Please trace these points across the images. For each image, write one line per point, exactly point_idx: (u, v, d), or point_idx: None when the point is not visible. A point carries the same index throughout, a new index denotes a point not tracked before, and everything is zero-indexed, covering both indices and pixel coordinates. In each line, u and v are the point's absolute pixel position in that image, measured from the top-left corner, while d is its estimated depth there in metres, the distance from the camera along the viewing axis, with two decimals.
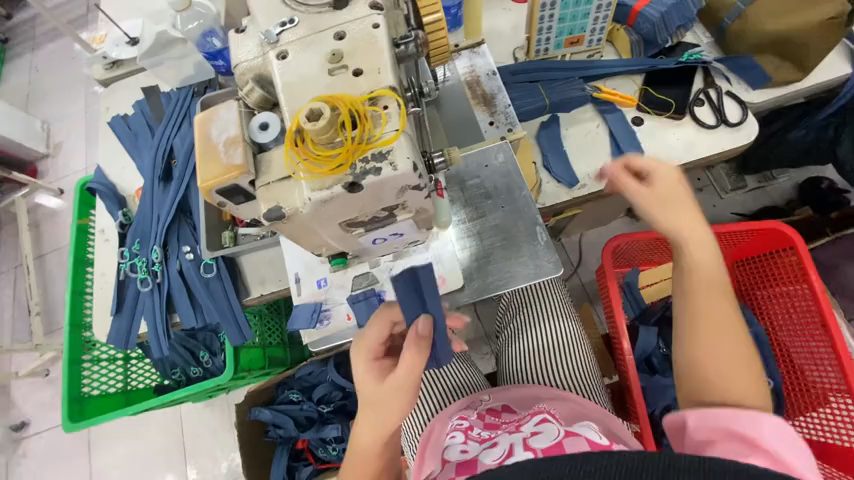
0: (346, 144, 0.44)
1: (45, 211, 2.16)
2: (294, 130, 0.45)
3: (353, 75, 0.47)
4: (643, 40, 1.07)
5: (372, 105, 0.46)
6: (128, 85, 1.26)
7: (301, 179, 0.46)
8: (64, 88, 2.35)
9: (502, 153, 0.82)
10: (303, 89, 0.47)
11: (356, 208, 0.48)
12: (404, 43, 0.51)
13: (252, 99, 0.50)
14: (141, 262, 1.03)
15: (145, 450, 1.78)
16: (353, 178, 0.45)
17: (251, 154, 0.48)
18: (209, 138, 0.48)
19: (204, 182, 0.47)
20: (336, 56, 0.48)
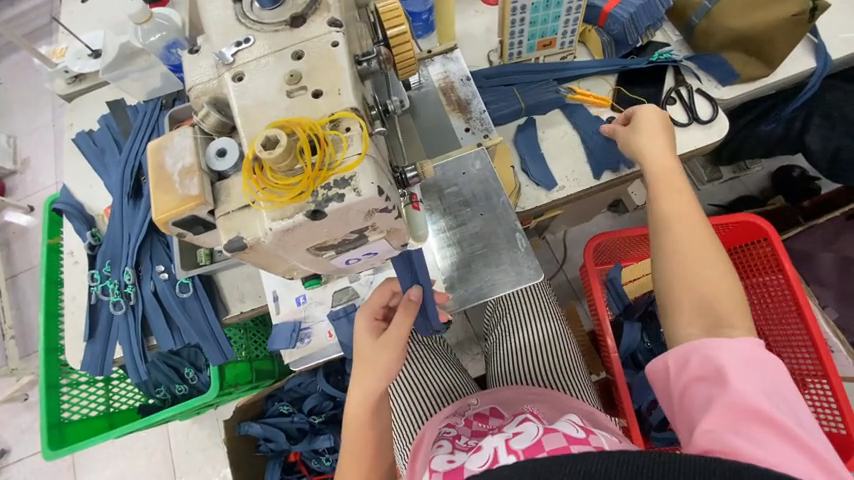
0: (306, 172, 0.43)
1: (15, 229, 2.07)
2: (252, 158, 0.44)
3: (313, 96, 0.46)
4: (614, 40, 1.08)
5: (333, 128, 0.45)
6: (94, 100, 1.22)
7: (261, 208, 0.44)
8: (30, 100, 2.25)
9: (479, 160, 0.81)
10: (260, 113, 0.46)
11: (322, 234, 0.47)
12: (366, 60, 0.51)
13: (209, 123, 0.49)
14: (113, 284, 0.99)
15: (132, 472, 1.73)
16: (315, 206, 0.43)
17: (209, 183, 0.47)
18: (163, 167, 0.46)
19: (161, 214, 0.45)
20: (294, 77, 0.46)
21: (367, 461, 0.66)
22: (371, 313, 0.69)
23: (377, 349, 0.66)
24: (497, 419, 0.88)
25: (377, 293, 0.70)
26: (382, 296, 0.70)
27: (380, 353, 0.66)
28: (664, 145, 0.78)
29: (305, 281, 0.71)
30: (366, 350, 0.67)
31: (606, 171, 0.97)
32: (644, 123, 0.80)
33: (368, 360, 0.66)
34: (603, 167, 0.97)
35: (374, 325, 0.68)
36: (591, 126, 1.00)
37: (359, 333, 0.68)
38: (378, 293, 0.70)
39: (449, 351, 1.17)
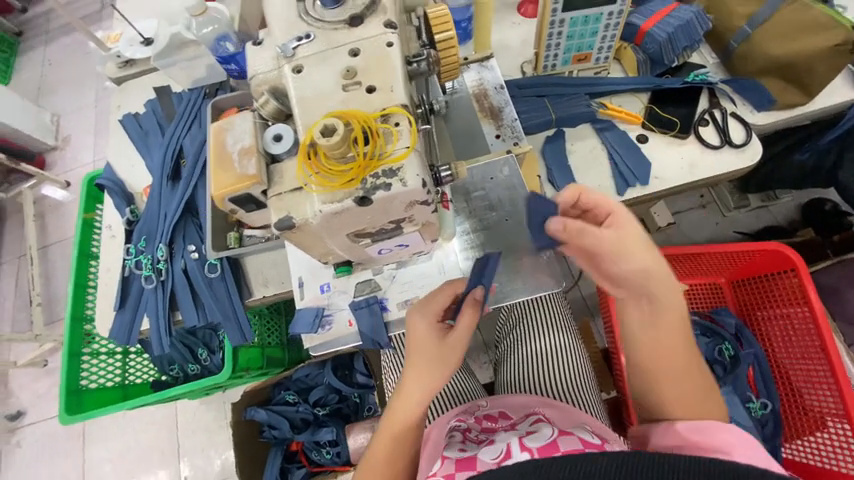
0: (358, 160, 0.45)
1: (51, 203, 2.18)
2: (308, 144, 0.47)
3: (366, 91, 0.48)
4: (649, 59, 1.08)
5: (384, 122, 0.47)
6: (142, 85, 1.29)
7: (312, 192, 0.47)
8: (76, 82, 2.38)
9: (507, 166, 0.82)
10: (318, 104, 0.48)
11: (364, 222, 0.49)
12: (416, 61, 0.53)
13: (267, 110, 0.52)
14: (146, 259, 1.04)
15: (139, 446, 1.77)
16: (364, 193, 0.46)
17: (263, 165, 0.50)
18: (225, 148, 0.51)
19: (217, 190, 0.49)
20: (350, 72, 0.49)
21: (402, 452, 0.68)
22: (433, 315, 0.69)
23: (441, 350, 0.67)
24: (506, 419, 0.88)
25: (441, 294, 0.71)
26: (443, 297, 0.71)
27: (444, 353, 0.67)
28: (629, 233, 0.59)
29: (336, 267, 0.77)
30: (428, 352, 0.67)
31: (633, 188, 0.98)
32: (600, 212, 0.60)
33: (422, 359, 0.67)
34: (630, 183, 0.97)
35: (436, 326, 0.69)
36: (619, 141, 1.01)
37: (421, 332, 0.69)
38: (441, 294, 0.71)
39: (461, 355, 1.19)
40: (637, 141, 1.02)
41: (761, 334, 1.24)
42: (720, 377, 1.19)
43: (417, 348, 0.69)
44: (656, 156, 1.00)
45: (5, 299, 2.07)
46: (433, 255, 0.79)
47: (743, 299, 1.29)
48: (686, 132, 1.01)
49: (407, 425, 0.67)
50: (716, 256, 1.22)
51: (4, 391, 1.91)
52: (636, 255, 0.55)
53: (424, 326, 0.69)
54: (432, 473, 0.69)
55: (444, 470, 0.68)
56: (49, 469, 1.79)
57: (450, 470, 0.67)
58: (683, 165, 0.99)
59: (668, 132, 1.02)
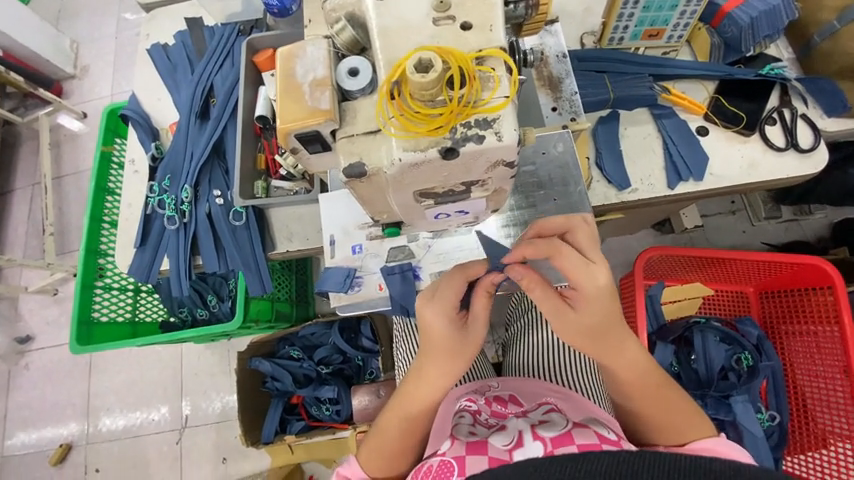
0: (449, 104, 0.41)
1: (66, 133, 2.13)
2: (393, 80, 0.42)
3: (460, 29, 0.43)
4: (724, 44, 0.99)
5: (480, 65, 0.42)
6: (172, 14, 1.20)
7: (392, 135, 0.43)
8: (97, 8, 2.27)
9: (561, 143, 0.77)
10: (402, 38, 0.43)
11: (438, 178, 0.46)
12: (514, 3, 0.50)
13: (343, 40, 0.47)
14: (170, 199, 1.02)
15: (143, 381, 1.82)
16: (451, 143, 0.42)
17: (336, 102, 0.45)
18: (294, 78, 0.45)
19: (284, 123, 0.44)
20: (443, 4, 0.44)
21: (411, 428, 0.69)
22: (447, 306, 0.60)
23: (460, 335, 0.61)
24: (517, 404, 0.81)
25: (453, 284, 0.61)
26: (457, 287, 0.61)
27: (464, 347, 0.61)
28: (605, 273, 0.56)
29: (384, 228, 0.72)
30: (451, 347, 0.61)
31: (685, 182, 0.92)
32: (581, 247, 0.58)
33: (437, 347, 0.61)
34: (684, 177, 0.91)
35: (453, 316, 0.61)
36: (677, 130, 0.94)
37: (433, 320, 0.61)
38: (452, 283, 0.62)
39: None
40: (697, 133, 0.95)
41: (782, 348, 1.20)
42: (734, 384, 1.16)
43: (428, 333, 0.62)
44: (713, 151, 0.94)
45: (17, 225, 2.07)
46: (472, 228, 0.75)
47: (767, 311, 1.25)
48: (751, 129, 0.94)
49: (416, 415, 0.68)
50: (750, 264, 1.18)
51: (13, 314, 1.95)
52: (599, 318, 0.55)
53: (443, 315, 0.60)
54: (441, 453, 0.67)
55: (454, 451, 0.66)
56: (55, 393, 1.85)
57: (460, 452, 0.65)
58: (743, 164, 0.93)
59: (731, 127, 0.94)
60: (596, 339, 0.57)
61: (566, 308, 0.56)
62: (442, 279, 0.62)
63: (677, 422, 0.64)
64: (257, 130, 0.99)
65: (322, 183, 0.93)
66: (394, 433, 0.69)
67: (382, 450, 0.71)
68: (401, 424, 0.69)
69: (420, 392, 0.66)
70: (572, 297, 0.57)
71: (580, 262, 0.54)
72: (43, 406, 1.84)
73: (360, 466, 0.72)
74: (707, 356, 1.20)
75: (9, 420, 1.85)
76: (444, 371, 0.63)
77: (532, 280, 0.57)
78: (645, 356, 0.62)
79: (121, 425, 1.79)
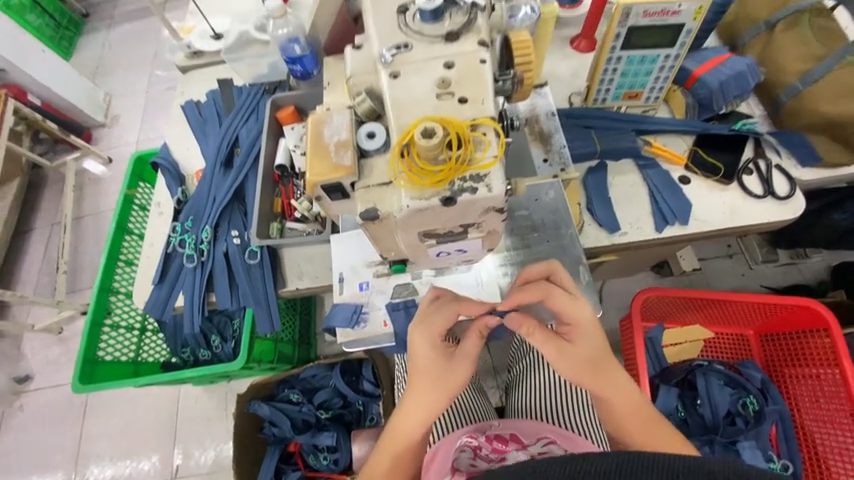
0: (449, 163, 0.49)
1: (90, 177, 2.28)
2: (404, 142, 0.50)
3: (459, 101, 0.52)
4: (698, 104, 1.10)
5: (474, 130, 0.51)
6: (205, 76, 1.36)
7: (401, 187, 0.50)
8: (131, 67, 2.53)
9: (552, 190, 0.85)
10: (411, 108, 0.52)
11: (439, 221, 0.53)
12: (503, 79, 0.59)
13: (362, 109, 0.55)
14: (190, 239, 1.09)
15: (137, 425, 1.79)
16: (451, 194, 0.49)
17: (356, 159, 0.53)
18: (322, 139, 0.54)
19: (313, 176, 0.52)
20: (444, 83, 0.53)
21: (403, 462, 0.69)
22: (436, 335, 0.64)
23: (447, 363, 0.64)
24: (517, 442, 0.82)
25: (442, 315, 0.65)
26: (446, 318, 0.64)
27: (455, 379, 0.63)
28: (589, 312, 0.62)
29: (390, 265, 0.77)
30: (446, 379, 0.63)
31: (671, 226, 0.98)
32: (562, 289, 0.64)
33: (428, 376, 0.63)
34: (669, 222, 0.98)
35: (440, 344, 0.64)
36: (661, 179, 1.03)
37: (420, 353, 0.64)
38: (442, 315, 0.65)
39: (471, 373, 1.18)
40: (679, 181, 1.03)
41: (787, 392, 1.19)
42: (742, 429, 1.14)
43: (419, 367, 0.65)
44: (695, 199, 1.01)
45: (32, 264, 2.15)
46: (472, 267, 0.80)
47: (770, 354, 1.25)
48: (729, 178, 1.02)
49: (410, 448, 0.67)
50: (745, 306, 1.20)
51: (16, 353, 1.96)
52: (588, 352, 0.61)
53: (428, 345, 0.64)
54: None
55: None
56: (46, 437, 1.81)
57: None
58: (724, 209, 1.00)
59: (711, 176, 1.02)
60: (583, 373, 0.61)
61: (565, 344, 0.61)
62: (430, 307, 0.67)
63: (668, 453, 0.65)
64: (275, 177, 1.08)
65: (333, 225, 1.01)
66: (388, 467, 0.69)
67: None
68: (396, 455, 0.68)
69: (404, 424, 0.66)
70: (566, 332, 0.62)
71: (569, 301, 0.61)
72: (32, 450, 1.80)
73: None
74: (713, 401, 1.18)
75: None
76: (428, 404, 0.64)
77: (531, 325, 0.61)
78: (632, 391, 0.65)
79: (110, 474, 1.73)
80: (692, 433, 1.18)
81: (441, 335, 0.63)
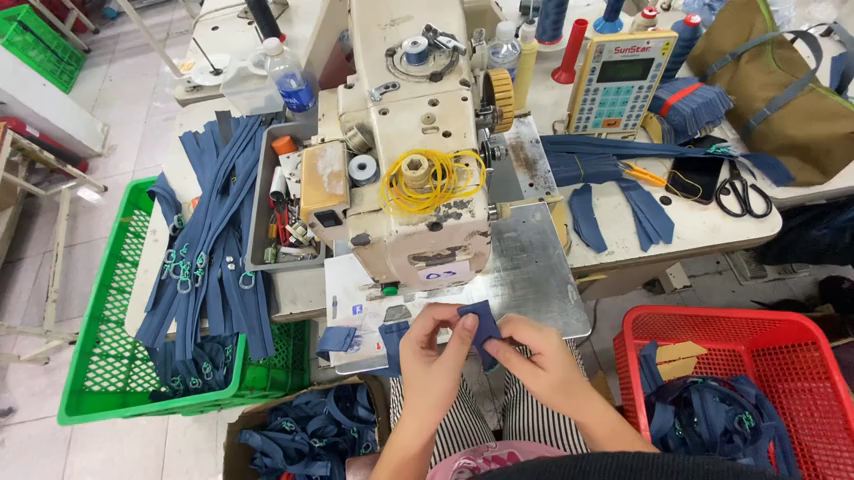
0: (435, 191, 0.52)
1: (85, 205, 2.29)
2: (392, 173, 0.54)
3: (443, 135, 0.56)
4: (673, 129, 1.17)
5: (457, 162, 0.54)
6: (204, 108, 1.41)
7: (391, 214, 0.53)
8: (131, 99, 2.60)
9: (539, 213, 0.89)
10: (399, 141, 0.56)
11: (427, 245, 0.55)
12: (483, 114, 0.64)
13: (354, 142, 0.59)
14: (185, 265, 1.10)
15: (122, 460, 1.72)
16: (436, 219, 0.52)
17: (348, 188, 0.56)
18: (316, 170, 0.56)
19: (308, 204, 0.54)
20: (430, 119, 0.57)
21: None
22: (415, 342, 0.68)
23: (425, 373, 0.65)
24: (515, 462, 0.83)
25: (420, 323, 0.70)
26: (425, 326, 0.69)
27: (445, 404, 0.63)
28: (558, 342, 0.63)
29: (383, 287, 0.79)
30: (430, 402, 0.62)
31: (656, 244, 1.02)
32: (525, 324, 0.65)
33: (416, 388, 0.64)
34: (654, 240, 1.02)
35: (420, 350, 0.68)
36: (643, 200, 1.07)
37: (406, 363, 0.68)
38: (421, 323, 0.70)
39: (468, 396, 1.17)
40: (661, 202, 1.08)
41: (782, 408, 1.20)
42: (740, 447, 1.13)
43: (410, 379, 0.66)
44: (677, 218, 1.05)
45: (21, 293, 2.12)
46: (463, 288, 0.82)
47: (763, 370, 1.26)
48: (707, 198, 1.06)
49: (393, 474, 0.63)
50: (733, 321, 1.22)
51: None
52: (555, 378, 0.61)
53: (410, 352, 0.68)
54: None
55: None
56: (25, 474, 1.73)
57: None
58: (706, 228, 1.03)
59: (690, 197, 1.07)
60: (558, 396, 0.61)
61: (538, 372, 0.61)
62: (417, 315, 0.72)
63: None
64: (271, 204, 1.11)
65: (327, 249, 1.03)
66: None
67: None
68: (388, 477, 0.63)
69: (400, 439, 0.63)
70: (538, 359, 0.63)
71: (538, 336, 0.63)
72: None
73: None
74: (709, 418, 1.17)
75: None
76: (422, 415, 0.62)
77: (504, 351, 0.66)
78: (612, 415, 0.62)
79: None
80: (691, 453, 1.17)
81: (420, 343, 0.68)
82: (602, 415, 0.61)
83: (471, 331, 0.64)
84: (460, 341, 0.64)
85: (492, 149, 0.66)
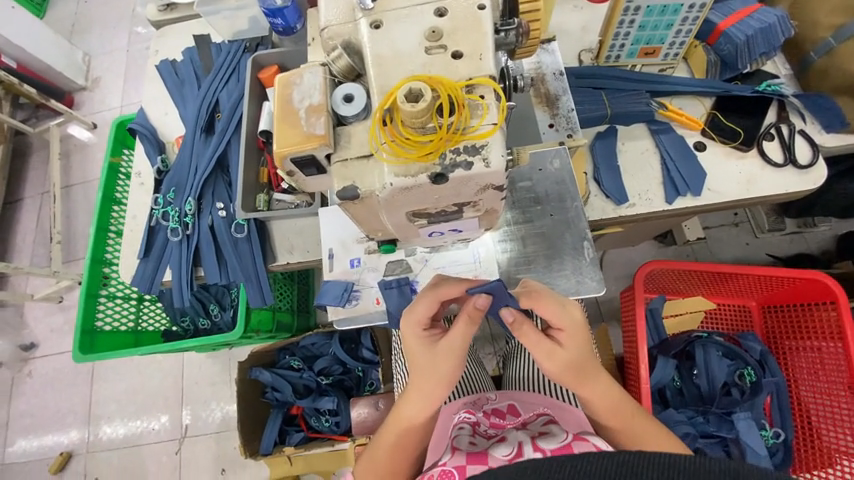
0: (439, 132, 0.43)
1: (76, 143, 2.18)
2: (385, 107, 0.44)
3: (452, 57, 0.45)
4: (720, 61, 1.01)
5: (470, 92, 0.44)
6: (180, 31, 1.24)
7: (383, 161, 0.45)
8: (110, 23, 2.34)
9: (558, 159, 0.79)
10: (395, 65, 0.45)
11: (430, 200, 0.47)
12: (505, 30, 0.51)
13: (339, 66, 0.48)
14: (174, 211, 1.04)
15: (144, 390, 1.82)
16: (441, 170, 0.44)
17: (331, 126, 0.47)
18: (290, 104, 0.48)
19: (281, 148, 0.46)
20: (435, 34, 0.46)
21: (405, 446, 0.70)
22: (417, 324, 0.63)
23: (429, 352, 0.63)
24: (515, 415, 0.81)
25: (423, 304, 0.63)
26: (428, 308, 0.63)
27: (445, 367, 0.63)
28: (579, 318, 0.60)
29: (380, 245, 0.73)
30: (430, 366, 0.63)
31: (683, 197, 0.92)
32: (551, 294, 0.60)
33: (424, 364, 0.63)
34: (681, 193, 0.92)
35: (423, 333, 0.64)
36: (674, 146, 0.95)
37: (411, 345, 0.65)
38: (424, 305, 0.63)
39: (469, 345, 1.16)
40: (694, 148, 0.96)
41: (786, 364, 1.19)
42: (737, 400, 1.14)
43: (416, 359, 0.65)
44: (711, 167, 0.94)
45: (26, 233, 2.11)
46: (469, 243, 0.75)
47: (771, 326, 1.24)
48: (748, 144, 0.94)
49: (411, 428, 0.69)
50: (752, 278, 1.16)
51: (19, 321, 1.97)
52: (569, 360, 0.60)
53: (413, 335, 0.64)
54: (441, 463, 0.64)
55: (455, 461, 0.63)
56: (57, 400, 1.86)
57: (461, 462, 0.62)
58: (741, 179, 0.93)
59: (728, 143, 0.95)
60: (577, 374, 0.61)
61: (556, 347, 0.60)
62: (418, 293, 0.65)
63: (642, 437, 0.66)
64: (261, 145, 1.01)
65: (322, 197, 0.94)
66: (387, 449, 0.70)
67: (375, 466, 0.70)
68: (397, 434, 0.70)
69: (405, 409, 0.68)
70: (556, 335, 0.61)
71: (559, 310, 0.59)
72: (45, 413, 1.85)
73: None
74: (710, 372, 1.18)
75: (11, 427, 1.86)
76: (431, 391, 0.65)
77: (520, 319, 0.59)
78: (613, 390, 0.65)
79: (122, 433, 1.79)
80: (687, 403, 1.19)
81: (421, 325, 0.63)
82: (603, 392, 0.64)
83: (482, 310, 0.60)
84: (469, 319, 0.61)
85: (515, 78, 0.58)
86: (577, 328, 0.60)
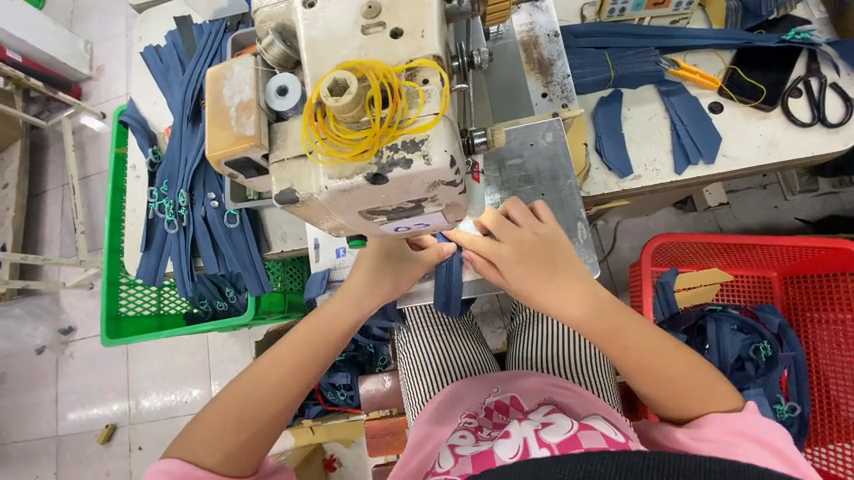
0: (373, 126, 0.39)
1: (89, 133, 2.21)
2: (315, 102, 0.41)
3: (391, 36, 0.41)
4: (743, 8, 0.89)
5: (409, 78, 0.41)
6: (162, 13, 1.19)
7: (319, 162, 0.42)
8: (109, 7, 2.30)
9: (551, 132, 0.73)
10: (331, 50, 0.42)
11: (378, 200, 0.44)
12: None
13: (272, 54, 0.46)
14: (168, 204, 1.04)
15: (175, 367, 1.94)
16: (378, 169, 0.40)
17: (266, 123, 0.46)
18: (221, 101, 0.46)
19: (213, 152, 0.46)
20: (372, 10, 0.42)
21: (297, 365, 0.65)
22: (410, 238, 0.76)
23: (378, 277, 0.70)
24: (518, 410, 0.80)
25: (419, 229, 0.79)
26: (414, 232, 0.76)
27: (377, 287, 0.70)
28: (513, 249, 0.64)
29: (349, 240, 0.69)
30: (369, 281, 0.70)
31: (693, 166, 0.84)
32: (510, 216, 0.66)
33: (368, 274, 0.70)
34: (692, 161, 0.84)
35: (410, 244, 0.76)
36: (685, 110, 0.86)
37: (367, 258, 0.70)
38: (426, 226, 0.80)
39: (472, 323, 1.13)
40: (709, 110, 0.87)
41: (806, 336, 1.13)
42: (750, 376, 1.10)
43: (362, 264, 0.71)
44: (729, 129, 0.85)
45: (53, 224, 2.20)
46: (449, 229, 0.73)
47: (792, 298, 1.16)
48: (771, 103, 0.84)
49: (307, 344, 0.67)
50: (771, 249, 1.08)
51: (56, 307, 2.10)
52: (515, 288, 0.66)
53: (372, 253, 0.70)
54: (446, 472, 0.64)
55: (459, 469, 0.62)
56: (98, 379, 2.01)
57: (466, 471, 0.61)
58: (761, 143, 0.84)
59: (748, 102, 0.85)
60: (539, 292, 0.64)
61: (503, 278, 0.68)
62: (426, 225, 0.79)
63: None
64: None
65: None
66: (278, 367, 0.65)
67: (258, 382, 0.64)
68: (299, 352, 0.66)
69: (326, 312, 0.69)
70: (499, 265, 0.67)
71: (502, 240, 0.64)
72: (89, 390, 2.01)
73: (179, 460, 0.58)
74: (721, 347, 1.13)
75: (61, 403, 2.03)
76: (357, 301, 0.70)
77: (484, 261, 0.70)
78: None
79: (159, 406, 1.92)
80: None
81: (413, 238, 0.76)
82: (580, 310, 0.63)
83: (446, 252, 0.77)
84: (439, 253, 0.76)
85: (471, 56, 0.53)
86: (516, 253, 0.63)
